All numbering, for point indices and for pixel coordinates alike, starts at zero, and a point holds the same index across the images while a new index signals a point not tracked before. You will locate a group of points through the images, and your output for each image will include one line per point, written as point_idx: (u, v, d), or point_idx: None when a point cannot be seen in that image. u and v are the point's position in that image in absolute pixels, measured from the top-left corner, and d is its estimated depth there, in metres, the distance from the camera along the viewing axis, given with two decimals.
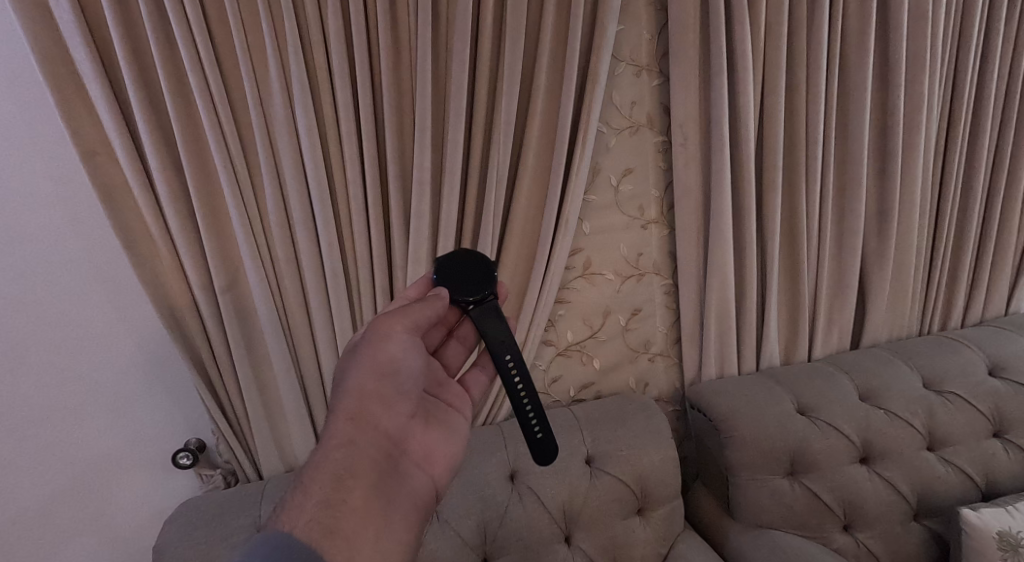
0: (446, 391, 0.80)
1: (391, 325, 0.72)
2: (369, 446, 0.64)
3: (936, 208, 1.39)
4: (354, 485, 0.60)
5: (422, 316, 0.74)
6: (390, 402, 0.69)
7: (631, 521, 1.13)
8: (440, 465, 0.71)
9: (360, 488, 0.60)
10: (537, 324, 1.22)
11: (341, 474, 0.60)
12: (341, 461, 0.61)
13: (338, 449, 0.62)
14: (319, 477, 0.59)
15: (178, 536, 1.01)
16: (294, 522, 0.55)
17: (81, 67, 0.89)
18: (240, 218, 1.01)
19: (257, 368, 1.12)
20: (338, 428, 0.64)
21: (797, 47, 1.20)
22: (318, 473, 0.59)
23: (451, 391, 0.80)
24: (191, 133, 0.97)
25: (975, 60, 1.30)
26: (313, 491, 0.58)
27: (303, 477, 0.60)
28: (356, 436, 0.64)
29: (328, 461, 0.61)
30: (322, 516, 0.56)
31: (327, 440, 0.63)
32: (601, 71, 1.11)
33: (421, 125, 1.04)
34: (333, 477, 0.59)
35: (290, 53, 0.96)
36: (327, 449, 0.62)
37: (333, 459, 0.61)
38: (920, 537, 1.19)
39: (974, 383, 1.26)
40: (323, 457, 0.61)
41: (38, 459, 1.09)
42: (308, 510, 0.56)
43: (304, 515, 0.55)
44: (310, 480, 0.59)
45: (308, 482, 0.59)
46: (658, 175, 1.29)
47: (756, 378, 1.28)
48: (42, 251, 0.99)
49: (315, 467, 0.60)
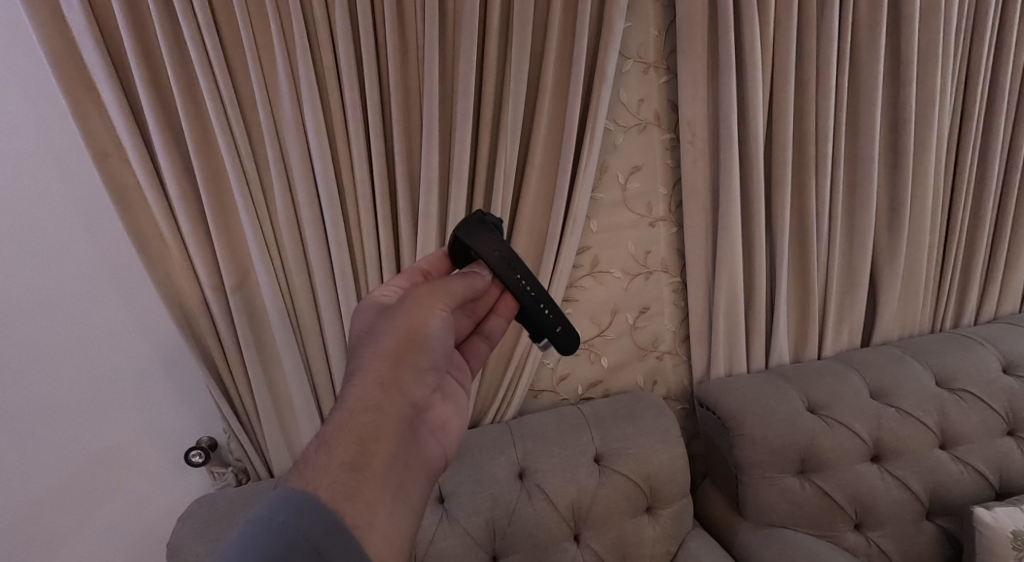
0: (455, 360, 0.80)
1: (430, 297, 0.72)
2: (395, 412, 0.64)
3: (949, 203, 1.37)
4: (378, 450, 0.60)
5: (466, 292, 0.75)
6: (418, 372, 0.69)
7: (640, 519, 1.13)
8: (453, 437, 0.72)
9: (382, 454, 0.60)
10: None
11: (366, 437, 0.60)
12: (366, 423, 0.61)
13: (365, 412, 0.62)
14: (344, 439, 0.60)
15: (192, 532, 1.02)
16: (317, 482, 0.56)
17: (93, 68, 0.90)
18: (248, 217, 1.02)
19: (267, 367, 1.13)
20: (366, 390, 0.64)
21: (807, 43, 1.19)
22: (342, 434, 0.60)
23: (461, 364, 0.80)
24: (201, 133, 0.98)
25: (989, 53, 1.29)
26: (338, 452, 0.58)
27: (327, 435, 0.60)
28: (382, 401, 0.63)
29: (353, 422, 0.61)
30: (345, 479, 0.57)
31: (353, 400, 0.63)
32: (610, 66, 1.10)
33: (428, 124, 1.04)
34: (357, 440, 0.60)
35: (299, 52, 0.97)
36: (353, 409, 0.63)
37: (359, 421, 0.61)
38: (933, 536, 1.17)
39: (988, 380, 1.25)
40: (348, 416, 0.62)
41: (55, 457, 1.11)
42: (331, 472, 0.57)
43: (327, 477, 0.56)
44: (335, 440, 0.59)
45: (331, 442, 0.59)
46: (666, 173, 1.28)
47: (766, 376, 1.27)
48: (56, 251, 1.00)
49: (340, 427, 0.61)
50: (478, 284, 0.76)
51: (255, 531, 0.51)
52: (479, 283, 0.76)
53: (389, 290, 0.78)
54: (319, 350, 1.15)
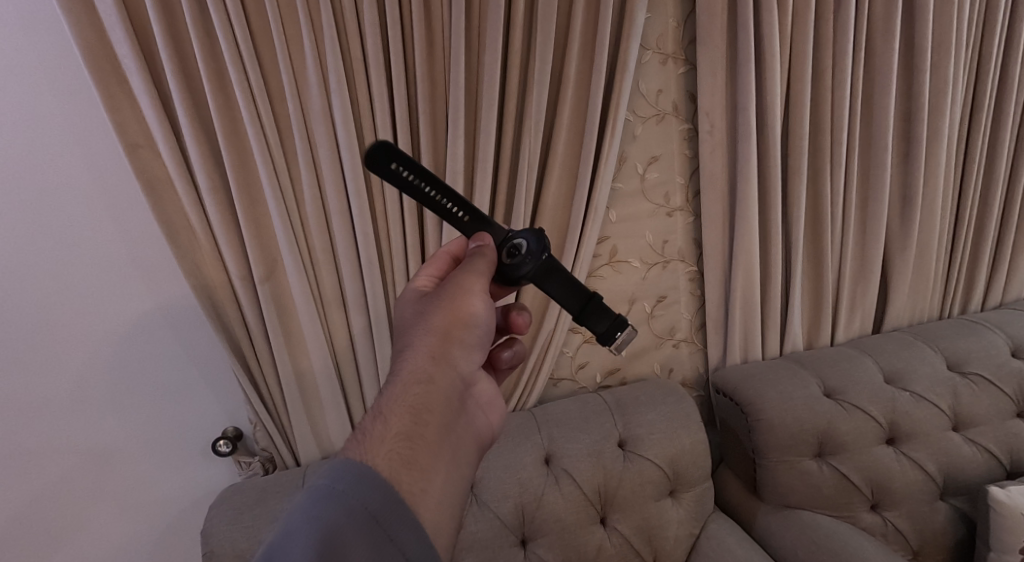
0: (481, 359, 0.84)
1: (469, 279, 0.70)
2: (446, 385, 0.65)
3: (959, 190, 1.39)
4: (430, 421, 0.62)
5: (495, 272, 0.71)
6: (467, 348, 0.69)
7: (664, 502, 1.15)
8: (500, 412, 0.73)
9: (434, 424, 0.62)
10: (561, 326, 1.21)
11: (419, 408, 0.62)
12: (419, 395, 0.63)
13: (417, 385, 0.64)
14: (399, 409, 0.62)
15: (223, 521, 1.03)
16: (375, 451, 0.59)
17: (123, 59, 0.90)
18: (277, 208, 1.02)
19: (294, 359, 1.14)
20: (418, 364, 0.66)
21: (824, 32, 1.20)
22: (397, 405, 0.62)
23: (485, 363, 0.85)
24: (230, 126, 0.98)
25: (1000, 40, 1.30)
26: (393, 422, 0.61)
27: (382, 407, 0.63)
28: (434, 375, 0.65)
29: (406, 395, 0.63)
30: (400, 448, 0.59)
31: (405, 373, 0.65)
32: (631, 58, 1.12)
33: (454, 115, 1.05)
34: (411, 411, 0.62)
35: (327, 45, 0.97)
36: (406, 382, 0.65)
37: (412, 393, 0.63)
38: (948, 516, 1.21)
39: (997, 363, 1.28)
40: (401, 389, 0.64)
41: (83, 449, 1.12)
42: (387, 440, 0.60)
43: (384, 446, 0.59)
44: (390, 411, 0.62)
45: (387, 413, 0.62)
46: (684, 162, 1.30)
47: (781, 363, 1.30)
48: (82, 243, 1.00)
49: (394, 399, 0.63)
50: (488, 258, 0.71)
51: (318, 499, 0.54)
52: (489, 259, 0.71)
53: (425, 280, 0.77)
54: (345, 341, 1.16)
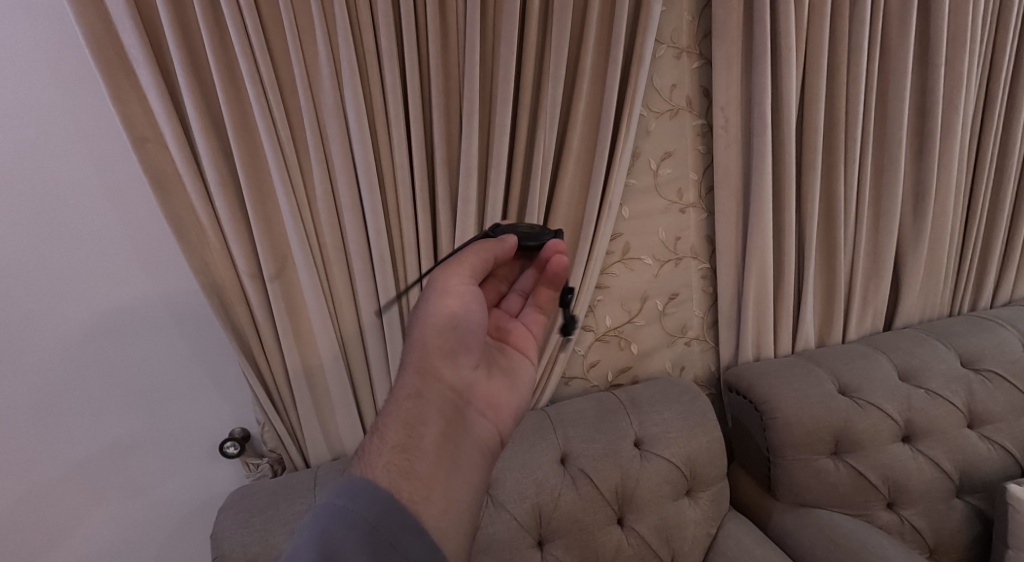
0: (510, 330, 0.79)
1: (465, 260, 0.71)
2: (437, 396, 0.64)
3: (971, 186, 1.39)
4: (426, 432, 0.61)
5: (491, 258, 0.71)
6: (454, 357, 0.69)
7: (681, 502, 1.14)
8: (508, 415, 0.72)
9: (431, 435, 0.61)
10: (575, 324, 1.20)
11: (413, 420, 0.61)
12: (411, 409, 0.62)
13: (409, 399, 0.63)
14: (394, 424, 0.61)
15: (234, 524, 1.01)
16: (374, 465, 0.58)
17: (130, 50, 0.87)
18: (288, 204, 1.00)
19: (305, 359, 1.12)
20: (407, 380, 0.65)
21: (840, 25, 1.18)
22: (391, 421, 0.62)
23: (513, 328, 0.79)
24: (240, 119, 0.96)
25: (1014, 35, 1.30)
26: (389, 438, 0.60)
27: (379, 425, 0.62)
28: (424, 388, 0.64)
29: (399, 410, 0.62)
30: (398, 461, 0.58)
31: (398, 390, 0.65)
32: (647, 51, 1.10)
33: (469, 109, 1.03)
34: (404, 425, 0.61)
35: (340, 35, 0.95)
36: (399, 400, 0.64)
37: (404, 408, 0.62)
38: (965, 513, 1.20)
39: (1011, 360, 1.28)
40: (395, 405, 0.63)
41: (86, 452, 1.09)
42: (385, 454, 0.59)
43: (382, 460, 0.58)
44: (385, 427, 0.61)
45: (383, 429, 0.61)
46: (697, 159, 1.28)
47: (795, 361, 1.28)
48: (87, 240, 0.97)
49: (389, 417, 0.62)
50: (483, 252, 0.71)
51: (319, 515, 0.53)
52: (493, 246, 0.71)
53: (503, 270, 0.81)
54: (357, 339, 1.14)
